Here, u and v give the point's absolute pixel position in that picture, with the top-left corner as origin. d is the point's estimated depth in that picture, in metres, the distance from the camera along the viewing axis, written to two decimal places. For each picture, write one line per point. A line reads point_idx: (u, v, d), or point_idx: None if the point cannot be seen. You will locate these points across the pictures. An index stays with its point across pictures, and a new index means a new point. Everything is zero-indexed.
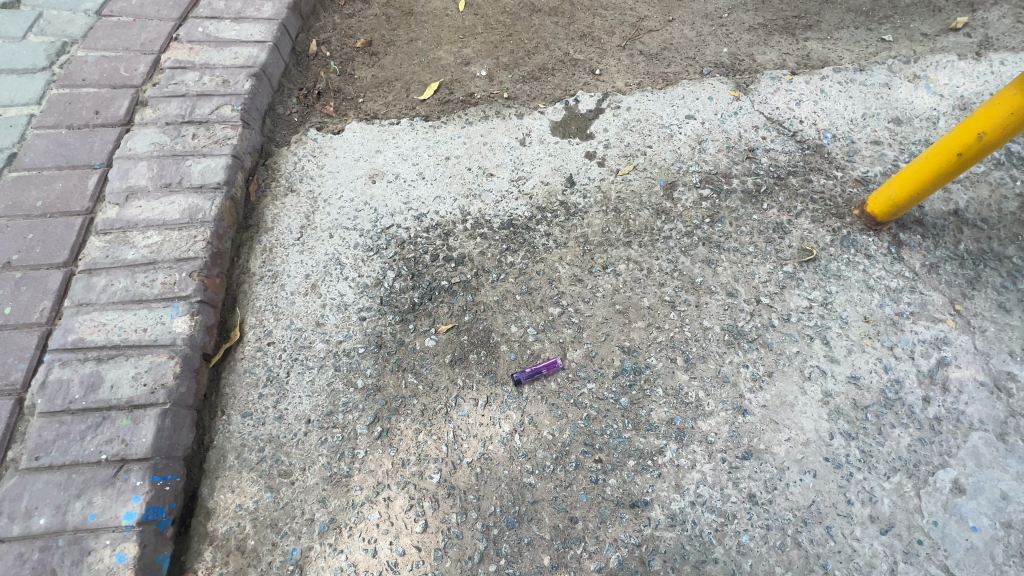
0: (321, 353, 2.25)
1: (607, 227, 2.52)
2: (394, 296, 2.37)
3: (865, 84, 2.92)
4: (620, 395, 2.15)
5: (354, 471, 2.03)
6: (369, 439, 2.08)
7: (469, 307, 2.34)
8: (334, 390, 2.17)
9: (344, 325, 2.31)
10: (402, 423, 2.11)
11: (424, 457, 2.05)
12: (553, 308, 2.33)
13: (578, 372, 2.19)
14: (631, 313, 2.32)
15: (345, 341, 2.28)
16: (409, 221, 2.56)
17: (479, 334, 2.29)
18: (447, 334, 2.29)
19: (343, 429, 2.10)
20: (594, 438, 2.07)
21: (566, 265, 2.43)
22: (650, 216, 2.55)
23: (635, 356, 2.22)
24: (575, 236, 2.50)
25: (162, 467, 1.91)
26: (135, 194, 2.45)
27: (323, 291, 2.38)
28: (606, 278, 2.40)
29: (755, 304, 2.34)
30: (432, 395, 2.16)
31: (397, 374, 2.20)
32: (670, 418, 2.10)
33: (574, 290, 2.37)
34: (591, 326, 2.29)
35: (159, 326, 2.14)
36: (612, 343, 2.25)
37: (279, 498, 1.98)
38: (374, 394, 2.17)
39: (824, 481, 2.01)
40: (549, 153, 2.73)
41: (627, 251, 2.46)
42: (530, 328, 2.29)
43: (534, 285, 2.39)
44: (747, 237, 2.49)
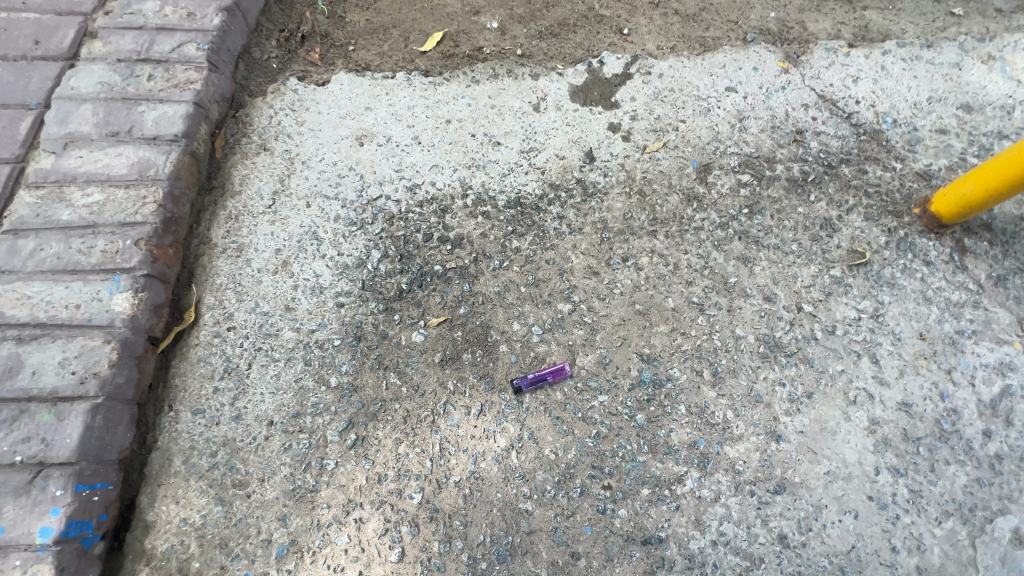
0: (290, 343, 1.93)
1: (630, 213, 2.18)
2: (378, 281, 2.04)
3: (932, 63, 2.53)
4: (636, 411, 1.85)
5: (321, 485, 1.73)
6: (341, 448, 1.78)
7: (465, 299, 2.01)
8: (303, 388, 1.86)
9: (318, 312, 1.98)
10: (380, 432, 1.81)
11: (404, 474, 1.75)
12: (563, 305, 2.01)
13: (589, 381, 1.88)
14: (653, 315, 2.00)
15: (319, 330, 1.95)
16: (400, 192, 2.20)
17: (475, 331, 1.96)
18: (437, 329, 1.96)
19: (310, 435, 1.80)
20: (602, 461, 1.78)
21: (580, 255, 2.10)
22: (679, 203, 2.20)
23: (655, 367, 1.91)
24: (592, 220, 2.16)
25: (90, 474, 1.61)
26: (75, 142, 2.06)
27: (296, 269, 2.04)
28: (626, 273, 2.07)
29: (796, 311, 2.02)
30: (417, 399, 1.86)
31: (378, 373, 1.89)
32: (692, 441, 1.81)
33: (588, 286, 2.04)
34: (606, 328, 1.97)
35: (95, 303, 1.80)
36: (629, 350, 1.94)
37: (231, 513, 1.69)
38: (349, 395, 1.85)
39: (867, 524, 1.73)
40: (566, 122, 2.36)
41: (651, 241, 2.12)
42: (535, 327, 1.97)
43: (542, 276, 2.06)
44: (790, 232, 2.16)
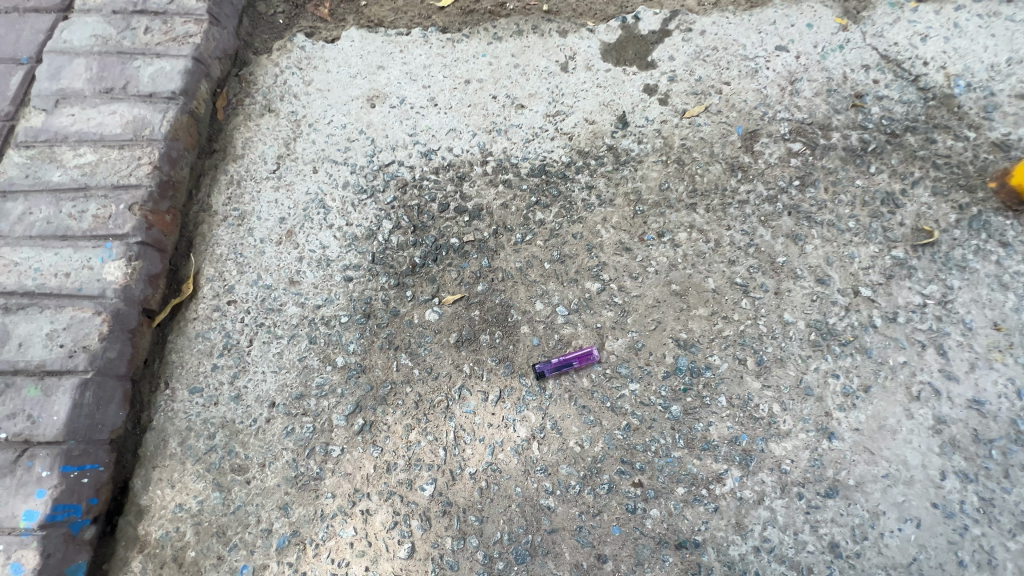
0: (294, 319, 1.78)
1: (667, 183, 1.97)
2: (389, 254, 1.87)
3: (1014, 19, 2.23)
4: (671, 402, 1.67)
5: (326, 473, 1.60)
6: (347, 434, 1.64)
7: (483, 275, 1.84)
8: (308, 368, 1.72)
9: (324, 286, 1.82)
10: (389, 417, 1.66)
11: (415, 463, 1.61)
12: (591, 284, 1.82)
13: (619, 368, 1.71)
14: (691, 297, 1.80)
15: (325, 306, 1.80)
16: (414, 158, 2.02)
17: (494, 310, 1.79)
18: (453, 307, 1.80)
19: (315, 419, 1.66)
20: (633, 456, 1.61)
21: (611, 229, 1.90)
22: (722, 174, 1.98)
23: (692, 354, 1.73)
24: (624, 191, 1.96)
25: (78, 454, 1.49)
26: (67, 99, 1.91)
27: (301, 240, 1.89)
28: (661, 250, 1.87)
29: (853, 296, 1.81)
30: (430, 383, 1.70)
31: (388, 354, 1.74)
32: (734, 436, 1.63)
33: (619, 263, 1.85)
34: (638, 309, 1.79)
35: (86, 271, 1.67)
36: (664, 335, 1.75)
37: (229, 500, 1.57)
38: (357, 376, 1.71)
39: (930, 534, 1.55)
40: (597, 83, 2.14)
41: (690, 215, 1.92)
42: (559, 307, 1.79)
43: (568, 252, 1.87)
44: (847, 208, 1.93)
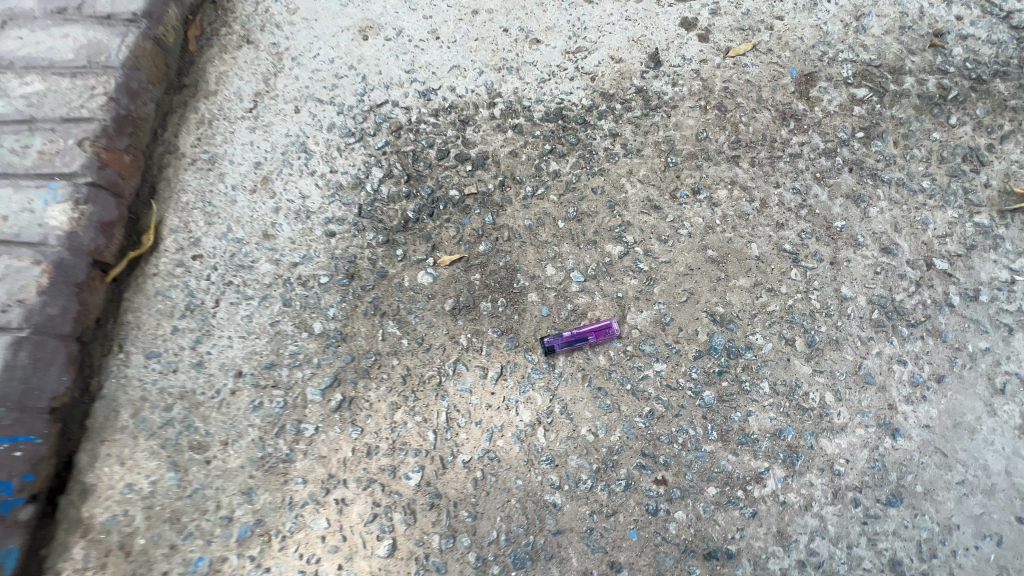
0: (266, 277, 1.54)
1: (705, 132, 1.67)
2: (378, 207, 1.61)
3: None
4: (703, 386, 1.41)
5: (297, 455, 1.38)
6: (322, 411, 1.42)
7: (487, 233, 1.58)
8: (280, 334, 1.49)
9: (303, 242, 1.58)
10: (372, 394, 1.43)
11: (399, 448, 1.38)
12: (613, 247, 1.55)
13: (642, 345, 1.45)
14: (730, 264, 1.53)
15: (303, 264, 1.56)
16: (410, 98, 1.74)
17: (498, 274, 1.54)
18: (450, 270, 1.55)
19: (286, 393, 1.43)
20: (656, 448, 1.36)
21: (637, 184, 1.62)
22: (771, 123, 1.68)
23: (730, 331, 1.46)
24: (654, 140, 1.67)
25: (10, 424, 1.29)
26: (14, 20, 1.66)
27: (278, 188, 1.64)
28: (696, 209, 1.59)
29: (925, 269, 1.52)
30: (421, 356, 1.46)
31: (373, 321, 1.50)
32: (778, 429, 1.37)
33: (646, 224, 1.58)
34: (667, 278, 1.52)
35: (27, 214, 1.44)
36: (697, 308, 1.48)
37: (186, 482, 1.36)
38: (336, 346, 1.47)
39: (1012, 554, 1.29)
40: (626, 16, 1.81)
41: (731, 170, 1.63)
42: (574, 273, 1.53)
43: (586, 209, 1.60)
44: (921, 165, 1.62)
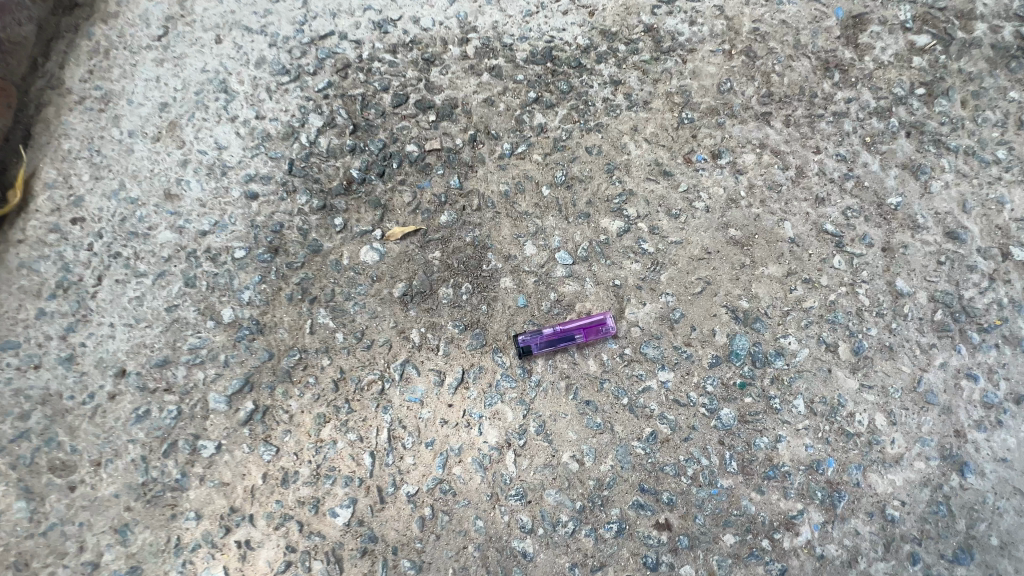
0: (164, 249, 1.20)
1: (728, 82, 1.34)
2: (314, 163, 1.27)
3: None
4: (720, 403, 1.10)
5: (190, 482, 1.06)
6: (228, 424, 1.09)
7: (451, 201, 1.25)
8: (178, 323, 1.15)
9: (214, 205, 1.23)
10: (294, 403, 1.10)
11: (325, 475, 1.06)
12: (610, 222, 1.23)
13: (644, 348, 1.13)
14: (758, 248, 1.21)
15: (213, 233, 1.21)
16: (362, 30, 1.36)
17: (464, 252, 1.21)
18: (403, 245, 1.21)
19: (181, 400, 1.10)
20: (658, 483, 1.06)
21: (643, 144, 1.29)
22: (811, 74, 1.34)
23: (757, 333, 1.14)
24: (666, 90, 1.33)
25: None
26: None
27: (187, 136, 1.29)
28: (716, 177, 1.26)
29: (999, 260, 1.20)
30: (360, 355, 1.14)
31: (300, 309, 1.16)
32: (814, 461, 1.07)
33: (653, 194, 1.25)
34: (677, 263, 1.19)
35: None
36: (715, 302, 1.16)
37: (41, 515, 1.04)
38: (250, 340, 1.14)
39: None
40: None
41: (761, 130, 1.30)
42: (559, 253, 1.21)
43: (577, 174, 1.27)
44: (994, 131, 1.30)
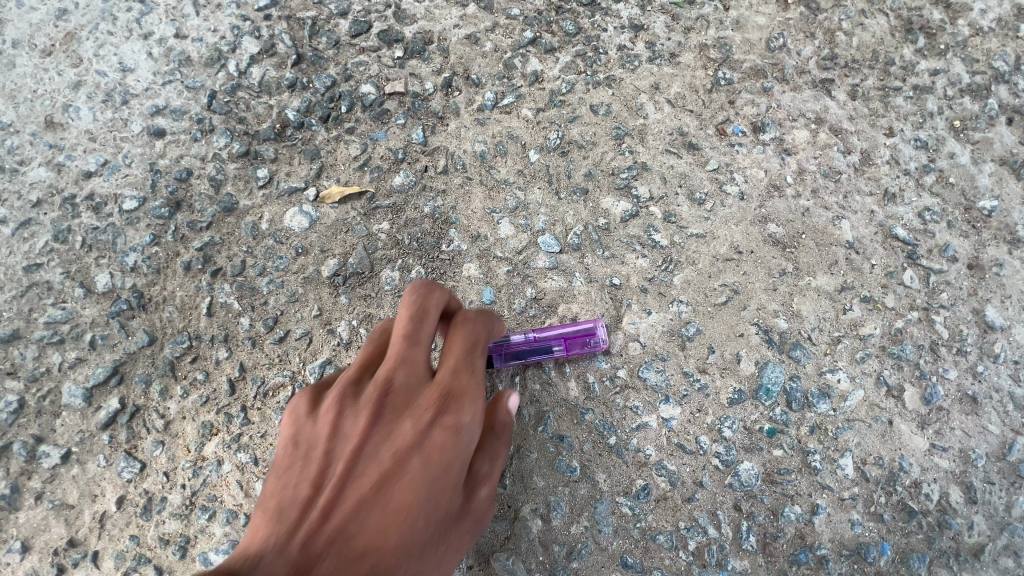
0: (34, 192, 0.93)
1: (781, 38, 1.04)
2: (241, 99, 0.99)
3: None
4: (740, 455, 0.82)
5: (20, 500, 0.79)
6: (82, 427, 0.82)
7: (411, 159, 0.96)
8: (38, 287, 0.88)
9: (106, 141, 0.96)
10: (173, 406, 0.84)
11: (202, 506, 0.80)
12: (613, 202, 0.94)
13: (644, 371, 0.85)
14: (804, 251, 0.92)
15: (100, 176, 0.94)
16: None
17: (419, 227, 0.93)
18: (341, 212, 0.93)
19: (26, 389, 0.84)
20: (646, 556, 0.78)
21: (664, 107, 1.00)
22: (889, 36, 1.05)
23: (796, 364, 0.86)
24: (700, 42, 1.04)
25: None
26: None
27: (86, 52, 1.01)
28: (756, 155, 0.97)
29: None
30: (268, 350, 0.86)
31: (199, 282, 0.89)
32: (861, 545, 0.79)
33: (672, 170, 0.96)
34: (697, 262, 0.91)
35: None
36: (743, 318, 0.88)
37: None
38: (127, 317, 0.87)
39: None
40: None
41: (819, 102, 1.01)
42: (544, 237, 0.92)
43: (576, 138, 0.98)
44: None
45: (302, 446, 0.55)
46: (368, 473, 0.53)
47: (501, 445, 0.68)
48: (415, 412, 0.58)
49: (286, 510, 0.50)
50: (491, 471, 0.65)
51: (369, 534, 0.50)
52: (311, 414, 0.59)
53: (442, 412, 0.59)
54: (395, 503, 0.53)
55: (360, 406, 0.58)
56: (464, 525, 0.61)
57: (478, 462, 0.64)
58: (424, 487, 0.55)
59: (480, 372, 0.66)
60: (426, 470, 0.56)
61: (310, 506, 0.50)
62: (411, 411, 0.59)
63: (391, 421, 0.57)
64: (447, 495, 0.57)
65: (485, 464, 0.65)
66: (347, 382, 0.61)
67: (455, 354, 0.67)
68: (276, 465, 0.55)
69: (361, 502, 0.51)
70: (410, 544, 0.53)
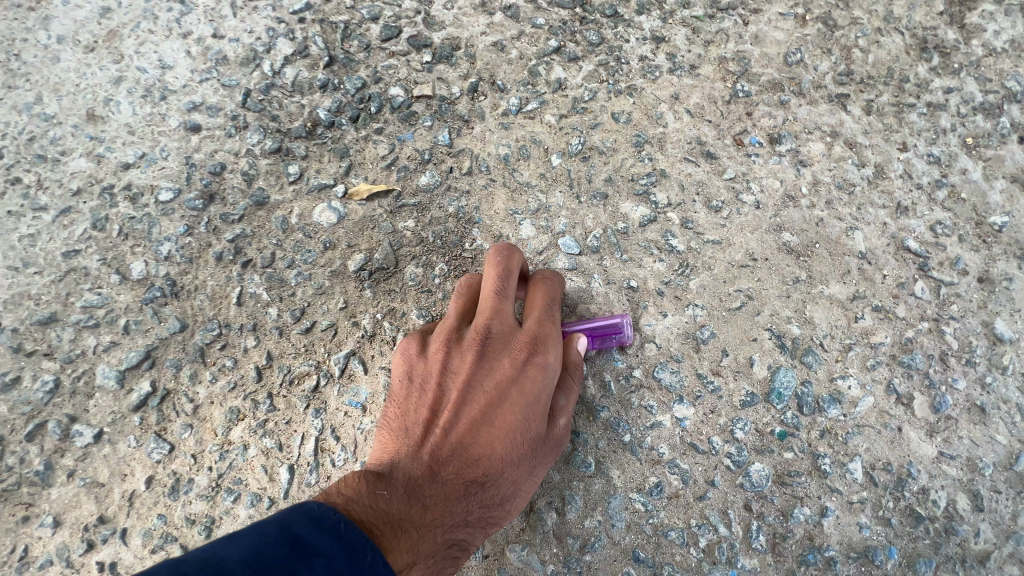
0: (74, 181, 0.97)
1: (798, 53, 1.07)
2: (275, 98, 1.03)
3: None
4: (751, 456, 0.84)
5: (53, 477, 0.82)
6: (114, 408, 0.85)
7: (437, 160, 1.00)
8: (75, 273, 0.91)
9: (144, 135, 1.00)
10: (202, 391, 0.86)
11: (227, 489, 0.82)
12: (632, 207, 0.97)
13: (659, 371, 0.87)
14: (817, 260, 0.94)
15: (137, 168, 0.98)
16: None
17: (443, 225, 0.96)
18: (368, 209, 0.97)
19: (61, 370, 0.87)
20: (658, 552, 0.80)
21: (683, 116, 1.03)
22: (904, 54, 1.08)
23: (807, 369, 0.88)
24: (719, 55, 1.07)
25: None
26: None
27: (127, 49, 1.05)
28: (772, 166, 1.00)
29: None
30: (295, 340, 0.89)
31: (229, 272, 0.92)
32: (870, 548, 0.80)
33: (690, 178, 0.99)
34: (712, 267, 0.93)
35: None
36: (756, 322, 0.90)
37: None
38: (160, 304, 0.90)
39: None
40: None
41: (834, 116, 1.03)
42: (564, 239, 0.95)
43: (597, 144, 1.01)
44: None
45: (420, 380, 0.76)
46: (475, 401, 0.73)
47: (575, 383, 0.79)
48: (509, 352, 0.75)
49: (417, 421, 0.73)
50: (567, 404, 0.77)
51: (479, 442, 0.71)
52: (424, 354, 0.78)
53: (531, 353, 0.75)
54: (499, 422, 0.72)
55: (463, 348, 0.76)
56: (551, 446, 0.77)
57: (557, 397, 0.77)
58: (518, 412, 0.73)
59: (557, 321, 0.79)
60: (518, 400, 0.73)
61: (435, 420, 0.72)
62: (504, 351, 0.75)
63: (489, 361, 0.75)
64: (536, 419, 0.73)
65: (564, 398, 0.77)
66: (450, 329, 0.78)
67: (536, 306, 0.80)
68: (409, 397, 0.76)
69: (471, 418, 0.72)
70: (509, 455, 0.72)
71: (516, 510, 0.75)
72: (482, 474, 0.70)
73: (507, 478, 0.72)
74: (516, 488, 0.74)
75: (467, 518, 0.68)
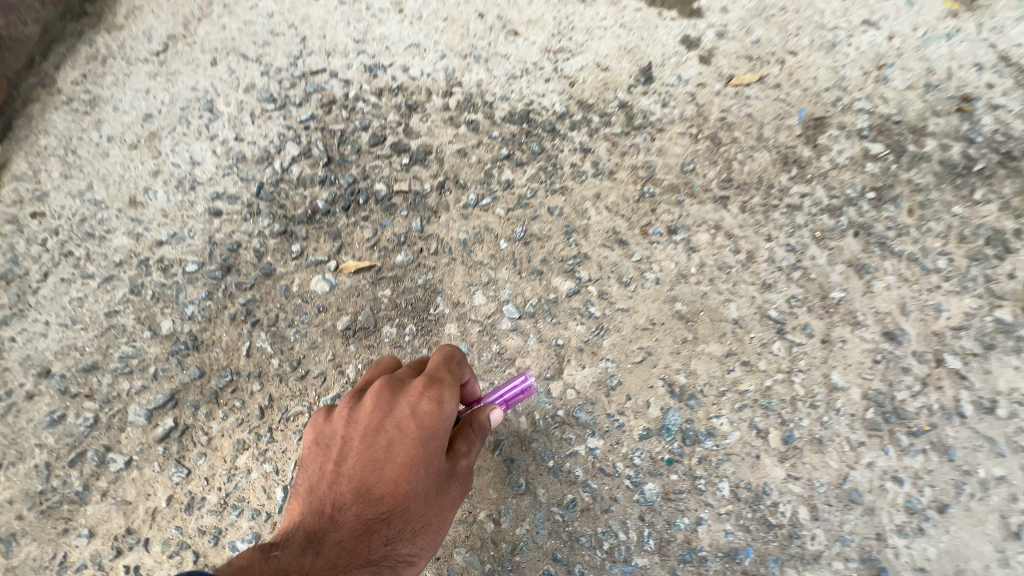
0: (117, 254, 1.21)
1: (691, 163, 1.40)
2: (283, 190, 1.30)
3: None
4: (646, 477, 1.09)
5: (90, 496, 1.03)
6: (142, 440, 1.07)
7: (410, 242, 1.27)
8: (114, 329, 1.14)
9: (176, 218, 1.25)
10: (215, 425, 1.08)
11: (232, 505, 1.04)
12: (561, 281, 1.25)
13: (577, 412, 1.13)
14: (700, 325, 1.23)
15: (169, 244, 1.22)
16: (353, 71, 1.43)
17: (413, 294, 1.22)
18: (354, 280, 1.23)
19: (100, 408, 1.08)
20: (571, 553, 1.05)
21: (603, 211, 1.33)
22: (770, 166, 1.41)
23: (690, 410, 1.15)
24: (631, 164, 1.39)
25: None
26: None
27: (164, 147, 1.32)
28: (669, 251, 1.30)
29: (933, 365, 1.21)
30: (292, 385, 1.12)
31: (241, 329, 1.16)
32: (732, 549, 1.06)
33: (607, 260, 1.28)
34: (621, 329, 1.21)
35: None
36: (653, 373, 1.18)
37: None
38: (184, 355, 1.13)
39: None
40: (621, 24, 1.52)
41: (717, 212, 1.35)
42: (508, 305, 1.23)
43: (536, 231, 1.30)
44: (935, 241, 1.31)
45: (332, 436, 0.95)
46: (372, 452, 0.91)
47: (477, 435, 0.95)
48: (404, 401, 0.93)
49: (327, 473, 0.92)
50: (467, 449, 0.94)
51: (383, 480, 0.90)
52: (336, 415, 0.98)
53: (421, 399, 0.92)
54: (391, 470, 0.89)
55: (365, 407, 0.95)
56: (451, 481, 0.93)
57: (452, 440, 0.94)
58: (408, 457, 0.90)
59: (453, 374, 0.97)
60: (407, 447, 0.90)
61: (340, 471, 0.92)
62: (397, 407, 0.93)
63: (386, 417, 0.93)
64: (428, 461, 0.90)
65: (461, 443, 0.94)
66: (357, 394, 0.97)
67: (435, 361, 0.99)
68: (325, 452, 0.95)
69: (368, 467, 0.90)
70: (405, 496, 0.89)
71: (425, 540, 0.93)
72: (382, 513, 0.89)
73: (406, 513, 0.90)
74: (421, 521, 0.92)
75: (369, 554, 0.86)
